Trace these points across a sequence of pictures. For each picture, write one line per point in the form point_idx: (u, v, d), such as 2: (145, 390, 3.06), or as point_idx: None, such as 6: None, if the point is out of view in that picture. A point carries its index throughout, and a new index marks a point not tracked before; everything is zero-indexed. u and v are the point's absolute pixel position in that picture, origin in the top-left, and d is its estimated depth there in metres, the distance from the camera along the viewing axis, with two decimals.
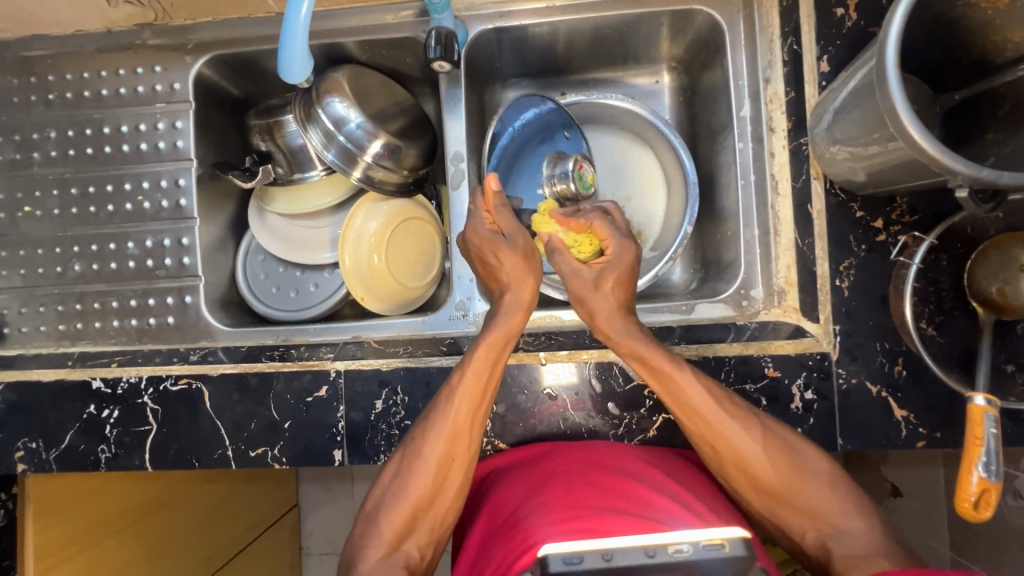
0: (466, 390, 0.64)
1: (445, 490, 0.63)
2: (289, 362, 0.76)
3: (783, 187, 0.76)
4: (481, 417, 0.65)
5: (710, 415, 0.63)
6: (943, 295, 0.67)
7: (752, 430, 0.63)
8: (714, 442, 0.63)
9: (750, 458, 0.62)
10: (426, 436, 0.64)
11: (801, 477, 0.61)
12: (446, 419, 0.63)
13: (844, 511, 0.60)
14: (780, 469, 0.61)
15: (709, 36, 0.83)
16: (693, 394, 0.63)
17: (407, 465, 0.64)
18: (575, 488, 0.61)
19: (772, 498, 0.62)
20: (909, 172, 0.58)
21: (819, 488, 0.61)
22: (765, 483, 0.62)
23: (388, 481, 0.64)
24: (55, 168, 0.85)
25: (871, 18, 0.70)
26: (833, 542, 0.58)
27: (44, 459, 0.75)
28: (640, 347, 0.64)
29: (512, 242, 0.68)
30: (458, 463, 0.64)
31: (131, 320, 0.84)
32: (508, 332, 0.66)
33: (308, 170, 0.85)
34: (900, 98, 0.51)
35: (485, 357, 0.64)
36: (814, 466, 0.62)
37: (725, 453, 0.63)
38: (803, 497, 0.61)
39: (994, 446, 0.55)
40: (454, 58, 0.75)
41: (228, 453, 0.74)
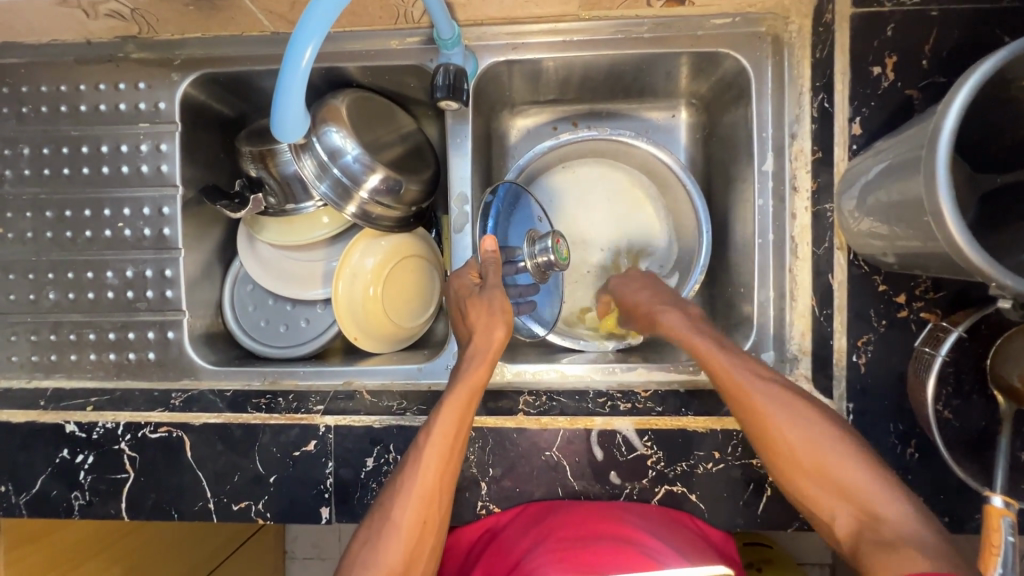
0: (433, 449, 0.63)
1: (418, 560, 0.62)
2: (276, 415, 0.72)
3: (802, 251, 0.72)
4: (450, 475, 0.65)
5: (764, 415, 0.60)
6: (963, 378, 0.65)
7: (798, 413, 0.59)
8: (766, 441, 0.60)
9: (798, 452, 0.58)
10: (394, 501, 0.63)
11: (841, 470, 0.56)
12: (416, 473, 0.63)
13: (899, 518, 0.52)
14: (825, 467, 0.57)
15: (733, 80, 0.78)
16: (746, 394, 0.61)
17: (377, 531, 0.62)
18: (580, 551, 0.61)
19: (813, 487, 0.57)
20: (943, 264, 0.55)
21: (859, 480, 0.55)
22: (807, 467, 0.58)
23: (358, 553, 0.61)
24: (28, 188, 0.80)
25: (910, 80, 0.66)
26: (873, 534, 0.52)
27: (14, 503, 0.71)
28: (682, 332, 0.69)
29: (485, 294, 0.68)
30: (431, 527, 0.63)
31: (109, 354, 0.79)
32: (472, 386, 0.65)
33: (303, 201, 0.81)
34: (946, 196, 0.47)
35: (454, 415, 0.64)
36: (853, 455, 0.57)
37: (766, 434, 0.60)
38: (865, 511, 0.54)
39: (1011, 556, 0.53)
40: (462, 98, 0.70)
41: (209, 505, 0.70)
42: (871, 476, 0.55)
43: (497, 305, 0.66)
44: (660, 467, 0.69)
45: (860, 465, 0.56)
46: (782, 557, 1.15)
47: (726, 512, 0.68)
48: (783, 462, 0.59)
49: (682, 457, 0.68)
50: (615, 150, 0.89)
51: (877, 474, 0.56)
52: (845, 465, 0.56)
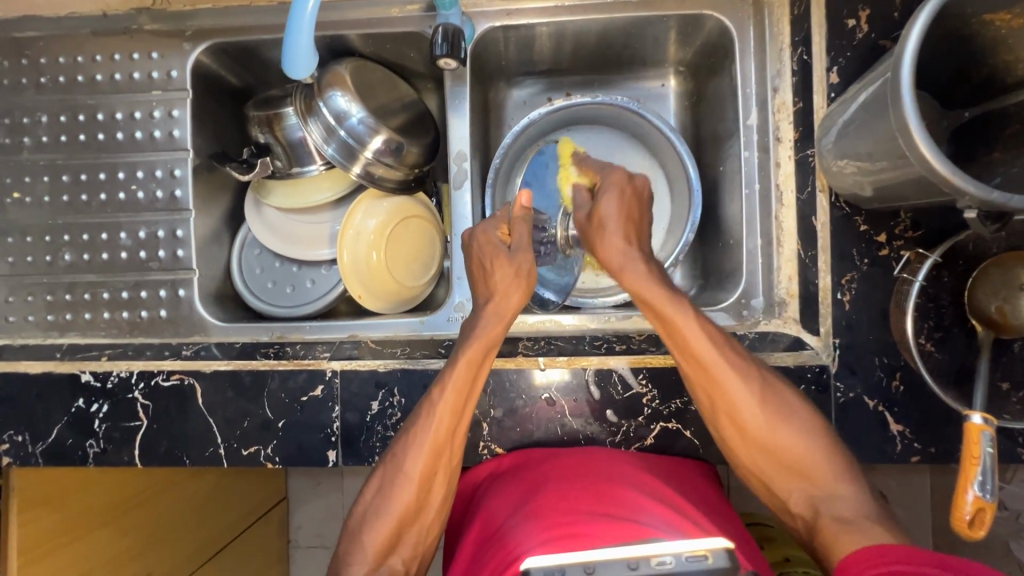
0: (445, 404, 0.65)
1: (428, 504, 0.65)
2: (284, 360, 0.74)
3: (787, 198, 0.75)
4: (461, 431, 0.67)
5: (716, 369, 0.63)
6: (943, 312, 0.68)
7: (751, 383, 0.64)
8: (713, 389, 0.64)
9: (742, 406, 0.63)
10: (406, 452, 0.65)
11: (784, 426, 0.63)
12: (426, 432, 0.65)
13: (835, 476, 0.61)
14: (766, 420, 0.63)
15: (718, 42, 0.82)
16: (696, 338, 0.64)
17: (389, 480, 0.65)
18: (569, 495, 0.61)
19: (757, 448, 0.64)
20: (917, 189, 0.58)
21: (800, 443, 0.62)
22: (756, 433, 0.64)
23: (371, 498, 0.66)
24: (45, 154, 0.83)
25: (883, 30, 0.69)
26: (822, 504, 0.60)
27: (30, 452, 0.74)
28: (646, 288, 0.65)
29: (513, 256, 0.70)
30: (441, 477, 0.66)
31: (122, 312, 0.82)
32: (485, 345, 0.67)
33: (307, 164, 0.84)
34: (912, 114, 0.50)
35: (466, 373, 0.65)
36: (802, 422, 0.63)
37: (718, 402, 0.64)
38: (808, 476, 0.62)
39: (990, 465, 0.56)
40: (460, 56, 0.73)
41: (219, 451, 0.73)
42: (818, 447, 0.62)
43: (519, 260, 0.69)
44: (654, 405, 0.71)
45: (798, 420, 0.63)
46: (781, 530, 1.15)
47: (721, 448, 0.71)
48: (721, 405, 0.64)
49: (676, 395, 0.71)
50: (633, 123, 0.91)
51: (818, 439, 0.62)
52: (793, 436, 0.62)
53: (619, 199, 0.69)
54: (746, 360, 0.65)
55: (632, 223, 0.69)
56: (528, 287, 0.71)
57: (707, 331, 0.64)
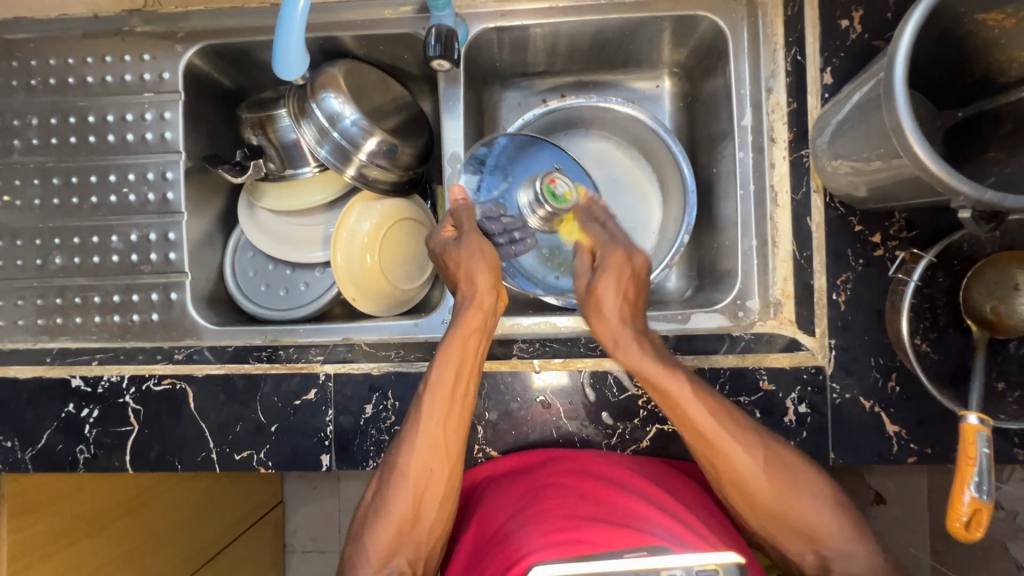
0: (433, 399, 0.64)
1: (427, 507, 0.64)
2: (277, 364, 0.74)
3: (782, 199, 0.76)
4: (455, 430, 0.65)
5: (720, 442, 0.62)
6: (937, 311, 0.67)
7: (753, 450, 0.62)
8: (715, 458, 0.63)
9: (748, 473, 0.61)
10: (400, 451, 0.65)
11: (791, 493, 0.61)
12: (417, 427, 0.64)
13: (844, 534, 0.60)
14: (771, 486, 0.61)
15: (712, 43, 0.82)
16: (698, 415, 0.62)
17: (386, 482, 0.65)
18: (568, 500, 0.60)
19: (763, 515, 0.62)
20: (911, 189, 0.58)
21: (809, 512, 0.61)
22: (763, 501, 0.62)
23: (371, 502, 0.65)
24: (36, 157, 0.82)
25: (877, 31, 0.69)
26: (840, 562, 0.58)
27: (20, 458, 0.73)
28: (648, 366, 0.63)
29: (460, 246, 0.71)
30: (439, 472, 0.64)
31: (114, 316, 0.81)
32: (466, 336, 0.66)
33: (300, 166, 0.83)
34: (906, 114, 0.50)
35: (450, 366, 0.64)
36: (806, 485, 0.62)
37: (724, 470, 0.63)
38: (815, 537, 0.60)
39: (986, 466, 0.55)
40: (454, 57, 0.73)
41: (212, 456, 0.72)
42: (824, 512, 0.61)
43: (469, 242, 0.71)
44: (650, 407, 0.71)
45: (800, 480, 0.62)
46: None
47: None
48: (725, 475, 0.63)
49: None
50: (627, 129, 0.92)
51: (825, 504, 0.61)
52: (803, 501, 0.61)
53: (618, 283, 0.68)
54: (741, 422, 0.64)
55: (630, 302, 0.68)
56: (494, 266, 0.70)
57: (709, 405, 0.63)
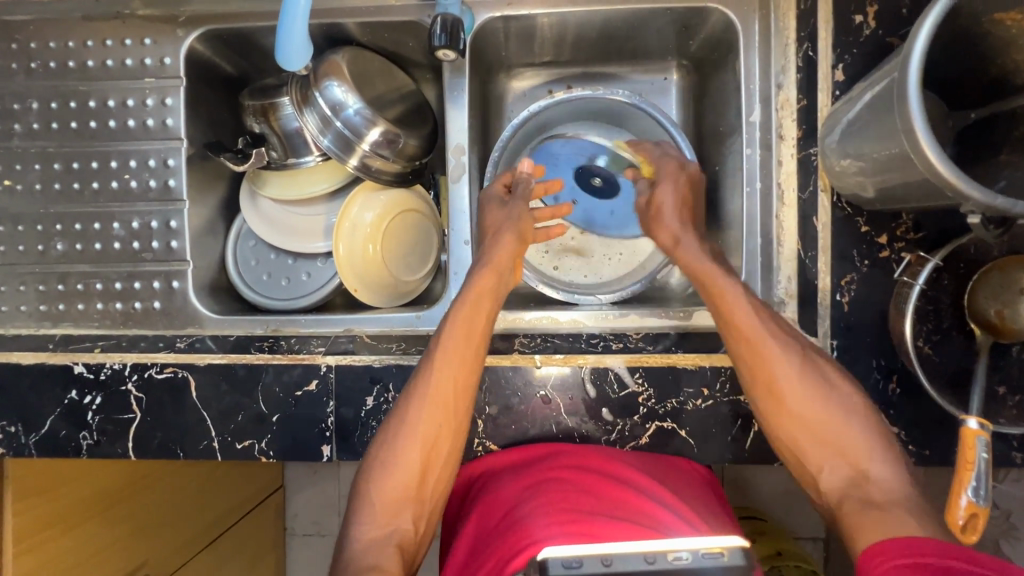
0: (445, 360, 0.65)
1: (435, 458, 0.65)
2: (279, 355, 0.74)
3: (788, 197, 0.73)
4: (467, 385, 0.66)
5: (755, 333, 0.65)
6: (942, 313, 0.67)
7: (796, 363, 0.64)
8: (755, 361, 0.65)
9: (786, 380, 0.63)
10: (409, 405, 0.65)
11: (828, 420, 0.62)
12: (428, 384, 0.65)
13: (874, 453, 0.60)
14: (813, 411, 0.62)
15: (722, 36, 0.80)
16: (744, 316, 0.65)
17: (393, 434, 0.65)
18: (572, 494, 0.61)
19: (799, 430, 0.63)
20: (921, 193, 0.57)
21: (847, 433, 0.61)
22: (797, 416, 0.63)
23: (372, 457, 0.65)
24: (37, 141, 0.82)
25: (890, 27, 0.68)
26: (853, 487, 0.59)
27: (23, 443, 0.73)
28: (701, 266, 0.72)
29: (510, 205, 0.79)
30: (446, 431, 0.65)
31: (115, 303, 0.81)
32: (479, 292, 0.70)
33: (303, 155, 0.82)
34: (918, 116, 0.49)
35: (462, 327, 0.67)
36: (845, 411, 0.62)
37: (760, 373, 0.64)
38: (845, 455, 0.61)
39: (984, 470, 0.56)
40: (459, 46, 0.72)
41: (214, 444, 0.73)
42: (858, 429, 0.61)
43: (513, 226, 0.77)
44: (650, 404, 0.71)
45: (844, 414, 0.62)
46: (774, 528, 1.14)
47: (717, 448, 0.71)
48: (762, 381, 0.65)
49: (673, 394, 0.71)
50: (639, 124, 0.91)
51: (863, 432, 0.61)
52: (845, 433, 0.61)
53: (680, 185, 0.80)
54: (789, 336, 0.65)
55: (687, 207, 0.79)
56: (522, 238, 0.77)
57: (755, 312, 0.66)
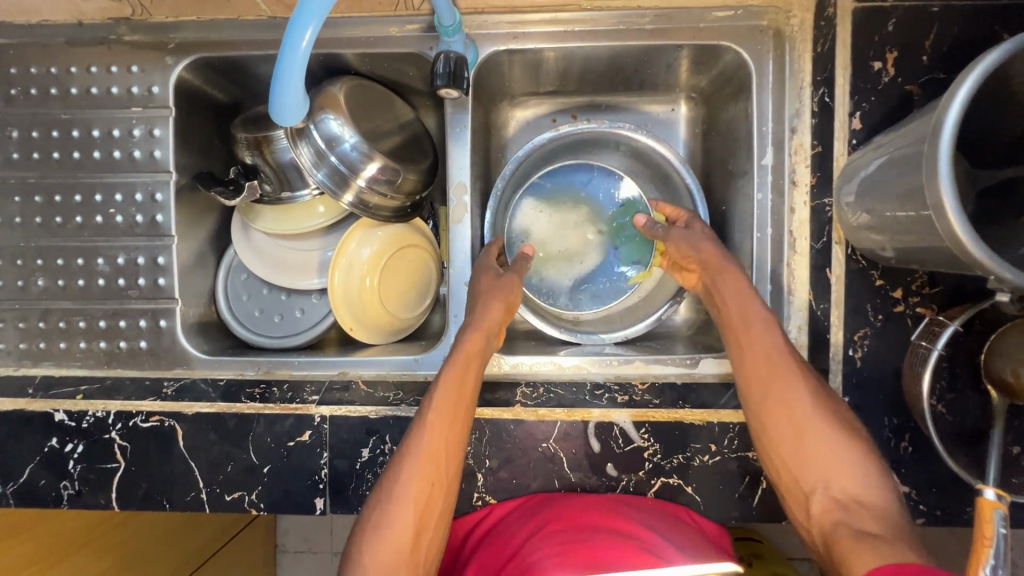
0: (434, 415, 0.63)
1: (428, 524, 0.60)
2: (271, 404, 0.71)
3: (801, 246, 0.71)
4: (456, 442, 0.63)
5: (775, 355, 0.62)
6: (957, 371, 0.65)
7: (812, 388, 0.61)
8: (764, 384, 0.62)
9: (795, 406, 0.60)
10: (399, 467, 0.61)
11: (830, 447, 0.58)
12: (419, 441, 0.62)
13: (874, 487, 0.56)
14: (807, 433, 0.59)
15: (733, 74, 0.78)
16: (760, 329, 0.64)
17: (383, 501, 0.60)
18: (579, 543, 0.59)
19: (794, 453, 0.59)
20: (943, 258, 0.55)
21: (847, 460, 0.57)
22: (799, 438, 0.59)
23: (363, 524, 0.60)
24: (17, 172, 0.78)
25: (911, 76, 0.66)
26: (848, 516, 0.54)
27: (1, 493, 0.70)
28: (729, 283, 0.67)
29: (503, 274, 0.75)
30: (439, 486, 0.61)
31: (99, 342, 0.78)
32: (470, 349, 0.67)
33: (299, 188, 0.80)
34: (949, 188, 0.47)
35: (450, 383, 0.64)
36: (848, 442, 0.58)
37: (772, 394, 0.61)
38: (846, 487, 0.56)
39: (1002, 549, 0.54)
40: (463, 86, 0.69)
41: (201, 496, 0.70)
42: (858, 458, 0.57)
43: (507, 287, 0.73)
44: (656, 459, 0.69)
45: (840, 441, 0.58)
46: (772, 551, 1.13)
47: (724, 505, 0.69)
48: (773, 399, 0.61)
49: (679, 450, 0.69)
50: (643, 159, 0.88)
51: (866, 464, 0.57)
52: (845, 461, 0.57)
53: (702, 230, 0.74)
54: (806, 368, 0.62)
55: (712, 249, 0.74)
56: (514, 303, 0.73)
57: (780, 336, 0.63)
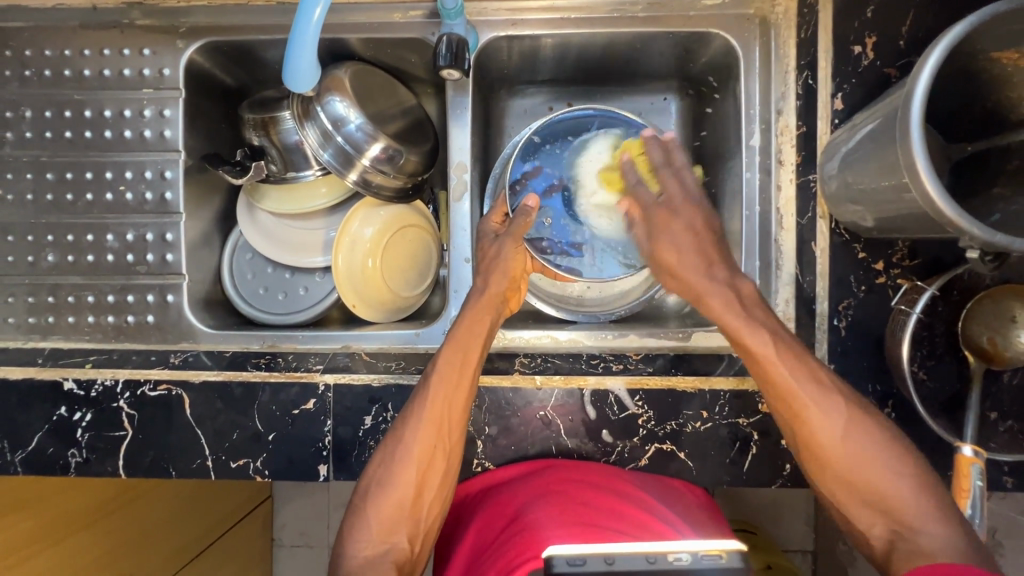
0: (441, 382, 0.65)
1: (429, 483, 0.64)
2: (276, 372, 0.73)
3: (787, 222, 0.76)
4: (461, 408, 0.66)
5: (789, 387, 0.60)
6: (936, 339, 0.68)
7: (836, 414, 0.59)
8: (795, 420, 0.60)
9: (823, 440, 0.59)
10: (405, 427, 0.65)
11: (874, 475, 0.57)
12: (424, 404, 0.65)
13: (926, 513, 0.54)
14: (854, 460, 0.57)
15: (722, 61, 0.81)
16: (770, 359, 0.60)
17: (389, 455, 0.65)
18: (574, 505, 0.62)
19: (839, 483, 0.58)
20: (920, 224, 0.58)
21: (890, 487, 0.56)
22: (836, 470, 0.58)
23: (372, 473, 0.65)
24: (30, 150, 0.80)
25: (889, 59, 0.69)
26: (905, 548, 0.54)
27: (9, 461, 0.71)
28: (717, 299, 0.64)
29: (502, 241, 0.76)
30: (440, 453, 0.65)
31: (108, 316, 0.80)
32: (475, 320, 0.70)
33: (303, 169, 0.82)
34: (921, 153, 0.50)
35: (454, 354, 0.67)
36: (892, 469, 0.57)
37: (800, 430, 0.60)
38: (897, 516, 0.55)
39: (980, 496, 0.57)
40: (464, 67, 0.72)
41: (207, 463, 0.71)
42: (900, 482, 0.56)
43: (507, 260, 0.75)
44: (650, 426, 0.71)
45: (887, 459, 0.57)
46: (764, 542, 1.15)
47: (715, 470, 0.71)
48: (801, 433, 0.60)
49: (672, 416, 0.71)
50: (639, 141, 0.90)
51: (909, 486, 0.56)
52: (892, 490, 0.56)
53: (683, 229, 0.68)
54: (834, 390, 0.60)
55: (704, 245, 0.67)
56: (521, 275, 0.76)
57: (791, 362, 0.60)
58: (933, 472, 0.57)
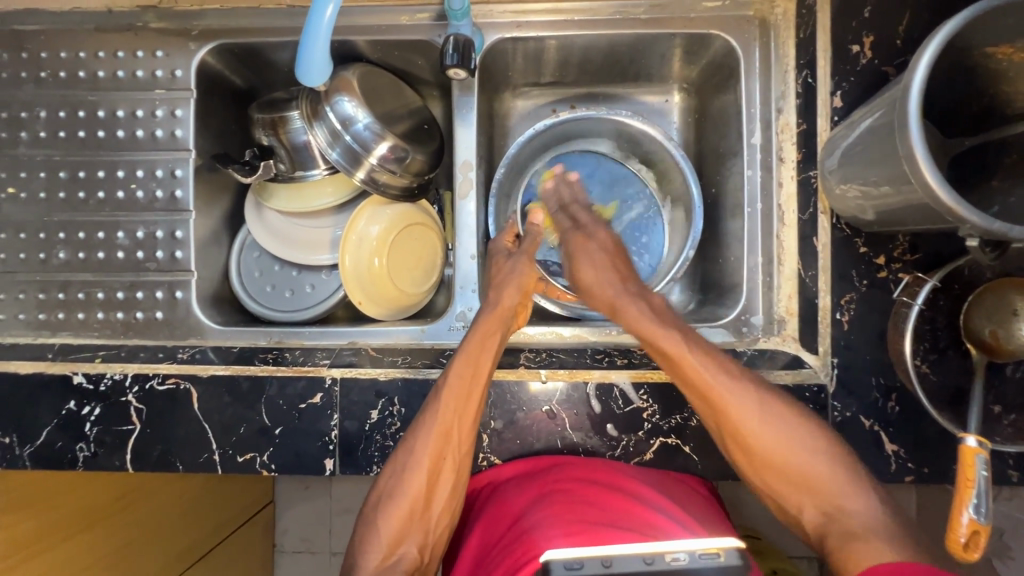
0: (451, 395, 0.65)
1: (439, 493, 0.65)
2: (283, 367, 0.74)
3: (789, 218, 0.77)
4: (471, 419, 0.66)
5: (711, 389, 0.62)
6: (937, 333, 0.69)
7: (755, 402, 0.62)
8: (715, 413, 0.63)
9: (747, 429, 0.61)
10: (416, 437, 0.65)
11: (796, 455, 0.60)
12: (434, 417, 0.65)
13: (846, 488, 0.58)
14: (773, 441, 0.61)
15: (723, 62, 0.83)
16: (691, 366, 0.63)
17: (400, 466, 0.65)
18: (577, 503, 0.62)
19: (765, 468, 0.61)
20: (921, 216, 0.59)
21: (807, 462, 0.60)
22: (759, 454, 0.61)
23: (383, 482, 0.66)
24: (43, 150, 0.82)
25: (886, 57, 0.70)
26: (833, 523, 0.57)
27: (18, 455, 0.72)
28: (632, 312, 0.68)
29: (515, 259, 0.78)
30: (450, 464, 0.65)
31: (117, 313, 0.81)
32: (485, 332, 0.69)
33: (310, 168, 0.83)
34: (919, 143, 0.52)
35: (466, 366, 0.66)
36: (814, 450, 0.60)
37: (723, 423, 0.63)
38: (817, 492, 0.59)
39: (984, 487, 0.57)
40: (470, 66, 0.73)
41: (214, 457, 0.72)
42: (820, 461, 0.60)
43: (519, 276, 0.75)
44: (655, 420, 0.72)
45: (803, 438, 0.61)
46: (770, 547, 1.14)
47: (720, 464, 0.71)
48: (724, 427, 0.63)
49: (677, 410, 0.71)
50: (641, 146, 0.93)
51: (828, 459, 0.60)
52: (814, 469, 0.59)
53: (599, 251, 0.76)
54: (745, 377, 0.63)
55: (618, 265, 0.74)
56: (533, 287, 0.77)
57: (705, 362, 0.63)
58: (846, 448, 0.62)
